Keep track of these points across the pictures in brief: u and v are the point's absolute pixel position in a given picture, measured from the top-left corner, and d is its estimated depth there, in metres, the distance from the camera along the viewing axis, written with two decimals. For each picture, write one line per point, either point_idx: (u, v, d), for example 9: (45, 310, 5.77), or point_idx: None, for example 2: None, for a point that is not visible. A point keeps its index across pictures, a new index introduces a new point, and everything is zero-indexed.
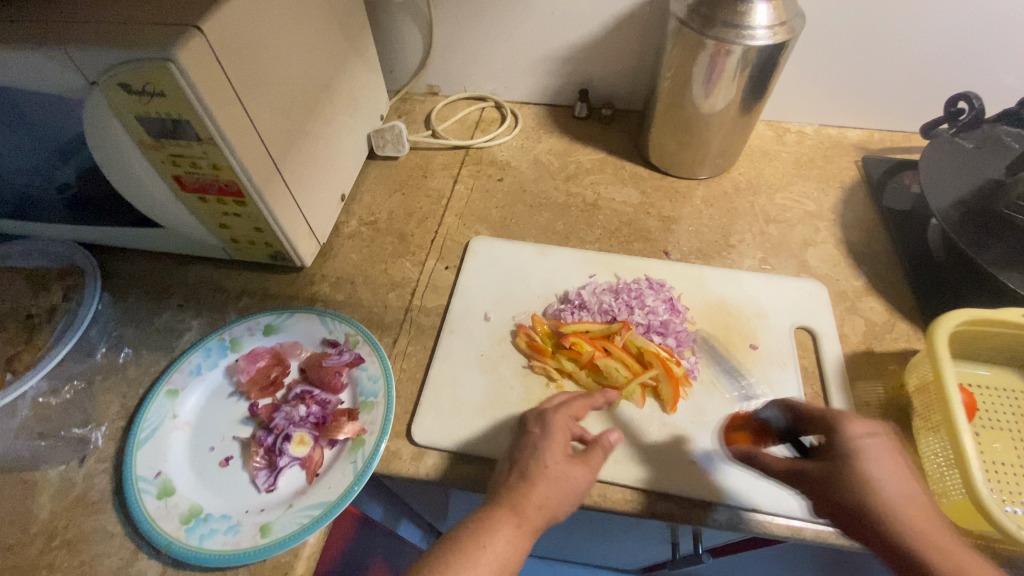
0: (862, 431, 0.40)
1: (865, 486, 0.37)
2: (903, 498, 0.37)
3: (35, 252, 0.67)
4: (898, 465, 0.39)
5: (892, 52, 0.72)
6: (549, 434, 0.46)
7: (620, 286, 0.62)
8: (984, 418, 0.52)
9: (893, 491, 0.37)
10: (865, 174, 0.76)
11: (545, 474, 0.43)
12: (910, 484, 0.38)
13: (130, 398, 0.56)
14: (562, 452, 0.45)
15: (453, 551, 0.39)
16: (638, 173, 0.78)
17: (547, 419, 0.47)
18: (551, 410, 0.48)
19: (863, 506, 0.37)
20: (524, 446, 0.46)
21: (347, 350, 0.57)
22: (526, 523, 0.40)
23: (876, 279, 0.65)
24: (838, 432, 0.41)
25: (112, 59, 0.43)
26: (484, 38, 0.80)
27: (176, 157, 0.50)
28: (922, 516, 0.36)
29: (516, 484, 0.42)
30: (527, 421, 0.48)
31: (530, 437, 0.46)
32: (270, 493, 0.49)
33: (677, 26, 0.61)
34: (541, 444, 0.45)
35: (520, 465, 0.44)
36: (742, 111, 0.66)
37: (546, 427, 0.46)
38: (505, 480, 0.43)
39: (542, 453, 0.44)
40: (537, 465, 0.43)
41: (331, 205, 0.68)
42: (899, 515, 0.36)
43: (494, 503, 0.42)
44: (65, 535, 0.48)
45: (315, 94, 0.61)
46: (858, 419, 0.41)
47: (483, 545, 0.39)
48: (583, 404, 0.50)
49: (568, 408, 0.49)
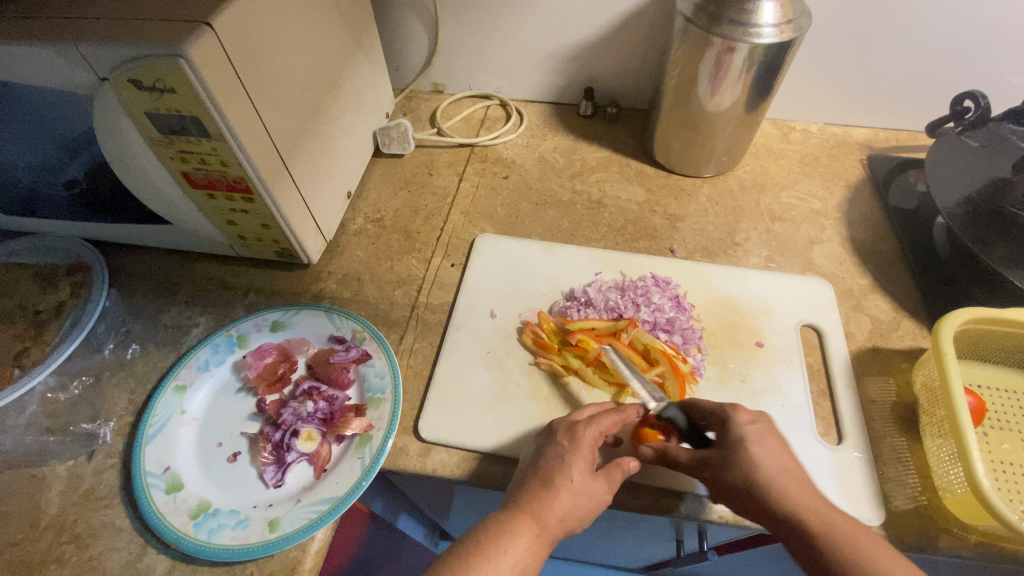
0: (746, 419, 0.45)
1: (749, 466, 0.42)
2: (781, 473, 0.42)
3: (42, 248, 0.67)
4: (776, 444, 0.44)
5: (899, 50, 0.72)
6: (578, 448, 0.45)
7: (626, 283, 0.62)
8: (990, 417, 0.52)
9: (774, 467, 0.42)
10: (871, 172, 0.76)
11: (570, 487, 0.43)
12: (790, 461, 0.43)
13: (138, 394, 0.57)
14: (587, 466, 0.45)
15: (473, 553, 0.40)
16: (643, 171, 0.78)
17: (577, 430, 0.46)
18: (583, 423, 0.47)
19: (748, 484, 0.41)
20: (549, 455, 0.46)
21: (355, 347, 0.57)
22: (546, 533, 0.41)
23: (882, 278, 0.65)
24: (728, 421, 0.45)
25: (123, 55, 0.43)
26: (490, 36, 0.80)
27: (185, 153, 0.50)
28: (800, 489, 0.41)
29: (539, 493, 0.43)
30: (557, 430, 0.48)
31: (557, 447, 0.46)
32: (278, 489, 0.49)
33: (683, 23, 0.61)
34: (567, 457, 0.45)
35: (545, 475, 0.44)
36: (747, 110, 0.66)
37: (575, 439, 0.46)
38: (526, 486, 0.44)
39: (569, 467, 0.44)
40: (563, 479, 0.43)
41: (337, 202, 0.69)
42: (790, 490, 0.41)
43: (514, 508, 0.43)
44: (74, 530, 0.48)
45: (322, 91, 0.61)
46: (742, 409, 0.46)
47: (504, 550, 0.40)
48: (614, 420, 0.47)
49: (599, 422, 0.47)
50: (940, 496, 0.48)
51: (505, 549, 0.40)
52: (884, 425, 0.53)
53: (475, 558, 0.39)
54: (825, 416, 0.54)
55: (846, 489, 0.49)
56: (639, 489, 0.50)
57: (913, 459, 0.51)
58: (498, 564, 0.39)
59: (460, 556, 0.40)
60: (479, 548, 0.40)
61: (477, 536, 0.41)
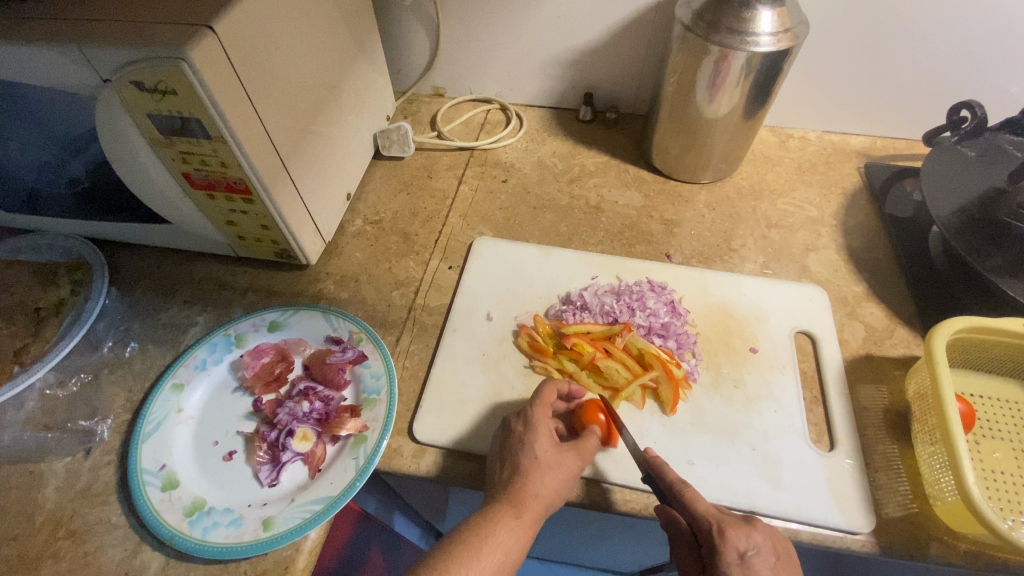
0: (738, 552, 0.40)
1: None
2: None
3: (43, 246, 0.68)
4: None
5: (897, 59, 0.72)
6: (533, 427, 0.47)
7: (622, 288, 0.63)
8: (982, 425, 0.52)
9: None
10: (867, 180, 0.76)
11: (537, 464, 0.45)
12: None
13: (135, 391, 0.57)
14: (548, 442, 0.46)
15: (456, 542, 0.40)
16: (641, 176, 0.79)
17: (526, 411, 0.49)
18: (528, 403, 0.49)
19: None
20: (509, 444, 0.47)
21: (351, 348, 0.57)
22: (526, 513, 0.42)
23: (877, 286, 0.65)
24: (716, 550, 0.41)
25: (125, 57, 0.44)
26: (491, 40, 0.81)
27: (186, 154, 0.51)
28: None
29: (511, 479, 0.44)
30: (508, 420, 0.49)
31: (514, 433, 0.47)
32: (272, 488, 0.50)
33: (682, 31, 0.62)
34: (527, 438, 0.46)
35: (510, 462, 0.46)
36: (745, 117, 0.67)
37: (526, 420, 0.48)
38: (499, 479, 0.45)
39: (528, 445, 0.46)
40: (527, 459, 0.45)
41: (337, 204, 0.69)
42: None
43: (494, 502, 0.44)
44: (70, 526, 0.49)
45: (323, 94, 0.62)
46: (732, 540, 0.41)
47: (485, 536, 0.41)
48: (552, 390, 0.50)
49: (539, 397, 0.50)
50: (931, 504, 0.48)
51: (485, 536, 0.41)
52: (877, 433, 0.53)
53: (456, 545, 0.40)
54: (818, 423, 0.55)
55: (838, 496, 0.49)
56: (633, 493, 0.50)
57: (905, 466, 0.51)
58: (480, 548, 0.40)
59: (446, 545, 0.41)
60: (461, 539, 0.41)
61: (461, 527, 0.42)
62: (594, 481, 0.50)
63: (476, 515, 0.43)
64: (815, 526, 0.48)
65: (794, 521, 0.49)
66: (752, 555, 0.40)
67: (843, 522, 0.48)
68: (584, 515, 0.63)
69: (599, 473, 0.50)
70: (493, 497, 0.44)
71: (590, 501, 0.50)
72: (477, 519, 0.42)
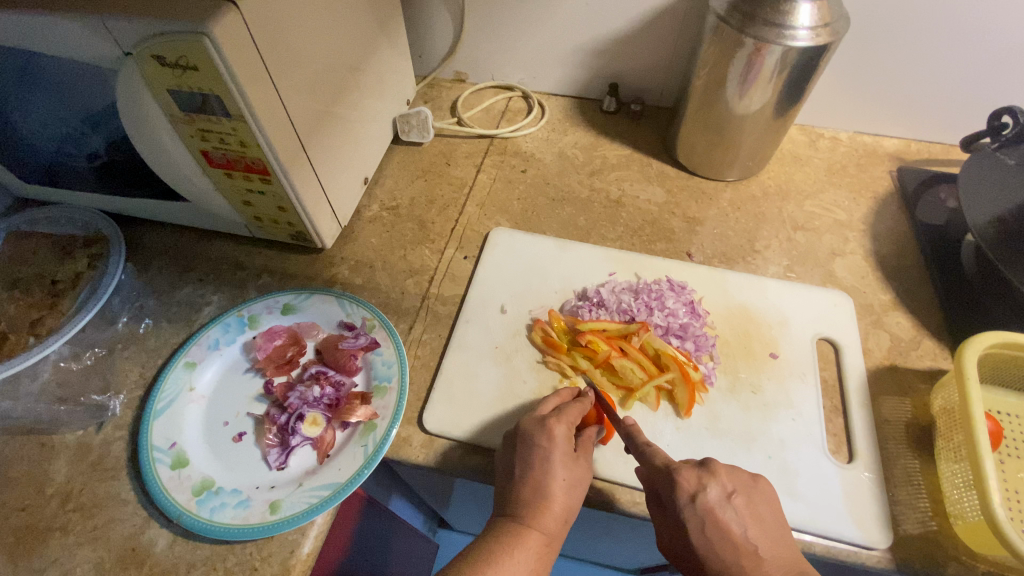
0: (690, 495, 0.42)
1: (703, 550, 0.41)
2: (735, 552, 0.41)
3: (61, 218, 0.67)
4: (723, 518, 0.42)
5: (938, 58, 0.69)
6: (556, 446, 0.45)
7: (641, 286, 0.61)
8: (1008, 445, 0.50)
9: (720, 520, 0.42)
10: (899, 185, 0.73)
11: (563, 487, 0.44)
12: (745, 531, 0.42)
13: (149, 367, 0.57)
14: (568, 460, 0.45)
15: (487, 564, 0.40)
16: (664, 171, 0.77)
17: (550, 428, 0.46)
18: (553, 419, 0.47)
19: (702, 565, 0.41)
20: (530, 458, 0.45)
21: (363, 334, 0.57)
22: (553, 539, 0.42)
23: (906, 295, 0.63)
24: (675, 496, 0.42)
25: (147, 31, 0.43)
26: (517, 26, 0.79)
27: (205, 131, 0.50)
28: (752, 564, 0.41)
29: (536, 499, 0.43)
30: (527, 430, 0.47)
31: (537, 450, 0.45)
32: (281, 471, 0.50)
33: (715, 22, 0.60)
34: (551, 458, 0.45)
35: (535, 482, 0.44)
36: (776, 115, 0.64)
37: (551, 437, 0.46)
38: (519, 493, 0.44)
39: (555, 467, 0.44)
40: (554, 482, 0.44)
41: (353, 189, 0.68)
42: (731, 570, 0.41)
43: (518, 521, 0.42)
44: (80, 499, 0.49)
45: (344, 76, 0.61)
46: (685, 482, 0.43)
47: (515, 561, 0.40)
48: (577, 410, 0.48)
49: (566, 415, 0.47)
50: (951, 523, 0.46)
51: (515, 560, 0.40)
52: (897, 446, 0.52)
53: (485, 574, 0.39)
54: (837, 433, 0.53)
55: (856, 510, 0.48)
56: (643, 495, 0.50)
57: (925, 482, 0.49)
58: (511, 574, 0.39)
59: (476, 566, 0.39)
60: (488, 560, 0.40)
61: (487, 546, 0.41)
62: (601, 482, 0.50)
63: (499, 532, 0.42)
64: (830, 539, 0.47)
65: (809, 533, 0.47)
66: (704, 492, 0.42)
67: (859, 537, 0.47)
68: (590, 514, 0.62)
69: (607, 473, 0.50)
70: (513, 512, 0.43)
71: (598, 501, 0.49)
72: (498, 539, 0.41)
